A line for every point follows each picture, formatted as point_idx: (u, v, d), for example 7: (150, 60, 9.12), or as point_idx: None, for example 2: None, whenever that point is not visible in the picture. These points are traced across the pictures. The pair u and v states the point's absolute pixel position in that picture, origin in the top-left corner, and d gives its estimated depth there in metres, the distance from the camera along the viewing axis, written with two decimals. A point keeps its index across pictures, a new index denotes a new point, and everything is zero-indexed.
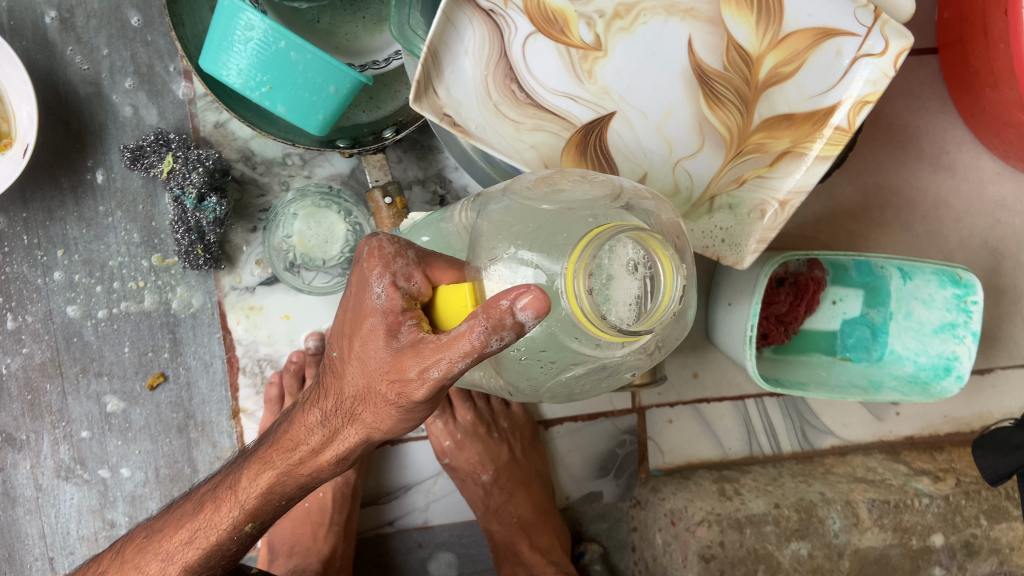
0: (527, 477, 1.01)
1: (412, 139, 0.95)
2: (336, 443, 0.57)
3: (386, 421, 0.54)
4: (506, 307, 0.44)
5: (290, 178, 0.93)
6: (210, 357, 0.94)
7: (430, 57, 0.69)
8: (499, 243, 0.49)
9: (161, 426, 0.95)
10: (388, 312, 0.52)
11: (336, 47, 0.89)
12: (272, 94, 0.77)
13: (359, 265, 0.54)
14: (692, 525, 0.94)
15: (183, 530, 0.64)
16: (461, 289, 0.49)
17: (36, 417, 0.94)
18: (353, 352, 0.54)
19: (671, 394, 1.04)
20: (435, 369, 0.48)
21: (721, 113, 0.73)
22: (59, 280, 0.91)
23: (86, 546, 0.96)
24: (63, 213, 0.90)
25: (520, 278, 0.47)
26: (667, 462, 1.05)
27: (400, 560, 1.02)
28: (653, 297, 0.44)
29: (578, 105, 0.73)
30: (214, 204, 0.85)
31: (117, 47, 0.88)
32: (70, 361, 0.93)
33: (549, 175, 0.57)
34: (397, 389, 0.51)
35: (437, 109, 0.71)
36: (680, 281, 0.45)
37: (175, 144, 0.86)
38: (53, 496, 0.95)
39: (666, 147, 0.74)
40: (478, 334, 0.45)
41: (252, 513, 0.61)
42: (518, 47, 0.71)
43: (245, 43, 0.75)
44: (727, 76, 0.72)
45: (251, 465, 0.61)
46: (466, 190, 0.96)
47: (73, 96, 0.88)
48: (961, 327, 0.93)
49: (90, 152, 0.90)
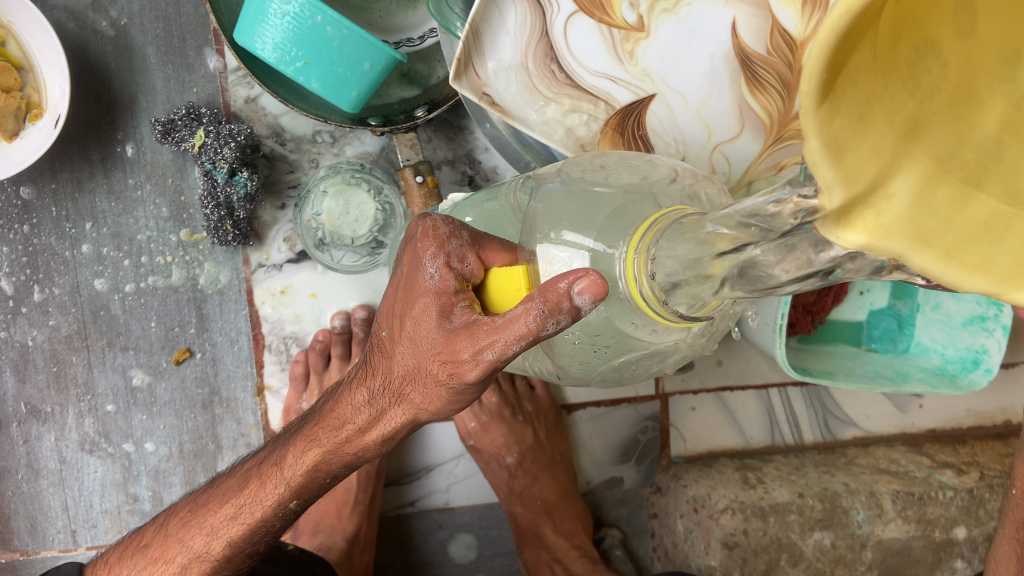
0: (551, 460, 1.01)
1: (442, 119, 0.94)
2: (382, 423, 0.56)
3: (434, 402, 0.53)
4: (563, 290, 0.43)
5: (319, 156, 0.92)
6: (236, 334, 0.93)
7: (471, 35, 0.68)
8: (553, 226, 0.49)
9: (187, 401, 0.94)
10: (441, 292, 0.51)
11: (370, 24, 0.89)
12: (307, 69, 0.77)
13: (411, 244, 0.54)
14: (715, 513, 0.94)
15: (228, 505, 0.64)
16: (516, 272, 0.49)
17: (61, 390, 0.94)
18: (403, 332, 0.53)
19: (694, 381, 1.03)
20: (489, 351, 0.48)
21: (762, 98, 0.69)
22: (87, 253, 0.91)
23: (108, 520, 0.96)
24: (92, 185, 0.90)
25: (577, 262, 0.47)
26: (689, 450, 1.05)
27: (420, 540, 1.02)
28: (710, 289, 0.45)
29: (617, 86, 0.70)
30: (245, 179, 0.84)
31: (148, 18, 0.87)
32: (96, 335, 0.93)
33: (598, 157, 0.57)
34: (449, 370, 0.51)
35: (477, 88, 0.70)
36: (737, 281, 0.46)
37: (207, 118, 0.85)
38: (77, 469, 0.95)
39: (705, 131, 0.72)
40: (534, 318, 0.45)
41: (297, 489, 0.61)
42: (559, 27, 0.69)
43: (280, 17, 0.73)
44: (770, 60, 0.68)
45: (297, 441, 0.61)
46: (495, 171, 0.96)
47: (105, 67, 0.88)
48: (991, 320, 0.92)
49: (120, 125, 0.89)
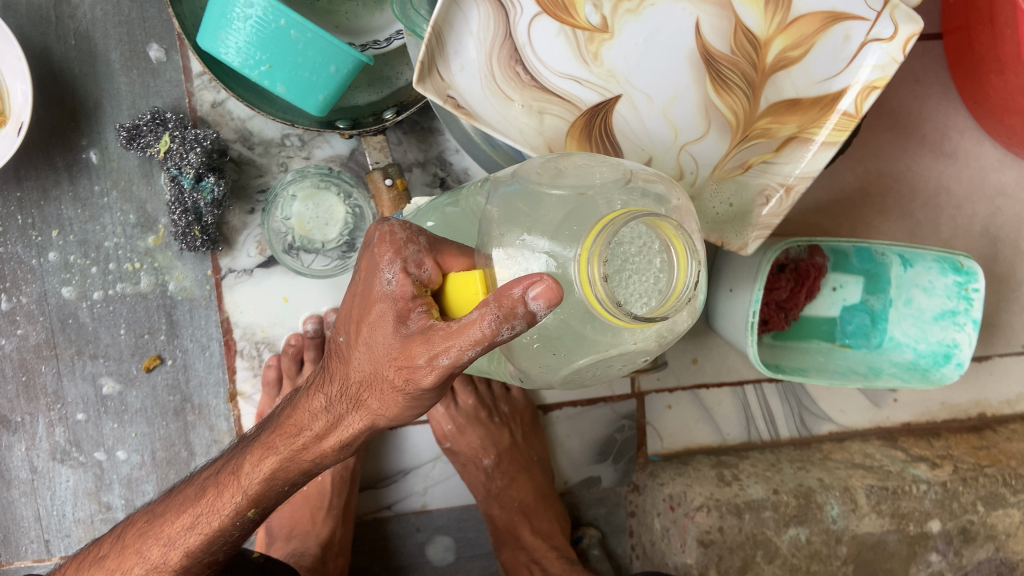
0: (529, 461, 1.01)
1: (412, 121, 0.94)
2: (340, 429, 0.56)
3: (392, 408, 0.53)
4: (517, 296, 0.43)
5: (288, 159, 0.91)
6: (207, 340, 0.93)
7: (434, 38, 0.67)
8: (508, 230, 0.49)
9: (158, 408, 0.94)
10: (398, 298, 0.51)
11: (336, 26, 0.88)
12: (272, 73, 0.76)
13: (368, 250, 0.53)
14: (691, 511, 0.94)
15: (185, 515, 0.64)
16: (473, 277, 0.49)
17: (31, 399, 0.93)
18: (360, 338, 0.53)
19: (670, 379, 1.03)
20: (445, 356, 0.47)
21: (727, 97, 0.70)
22: (54, 261, 0.90)
23: (82, 529, 0.95)
24: (58, 192, 0.89)
25: (533, 264, 0.47)
26: (666, 448, 1.05)
27: (397, 543, 1.02)
28: (668, 280, 0.44)
29: (583, 87, 0.70)
30: (212, 184, 0.84)
31: (112, 23, 0.87)
32: (65, 343, 0.92)
33: (556, 159, 0.56)
34: (405, 375, 0.50)
35: (442, 91, 0.69)
36: (697, 268, 0.45)
37: (172, 123, 0.84)
38: (49, 479, 0.95)
39: (671, 131, 0.71)
40: (489, 323, 0.45)
41: (255, 498, 0.61)
42: (523, 28, 0.69)
43: (243, 20, 0.73)
44: (735, 60, 0.69)
45: (255, 450, 0.60)
46: (467, 173, 0.95)
47: (68, 73, 0.87)
48: (961, 315, 0.92)
49: (84, 131, 0.88)
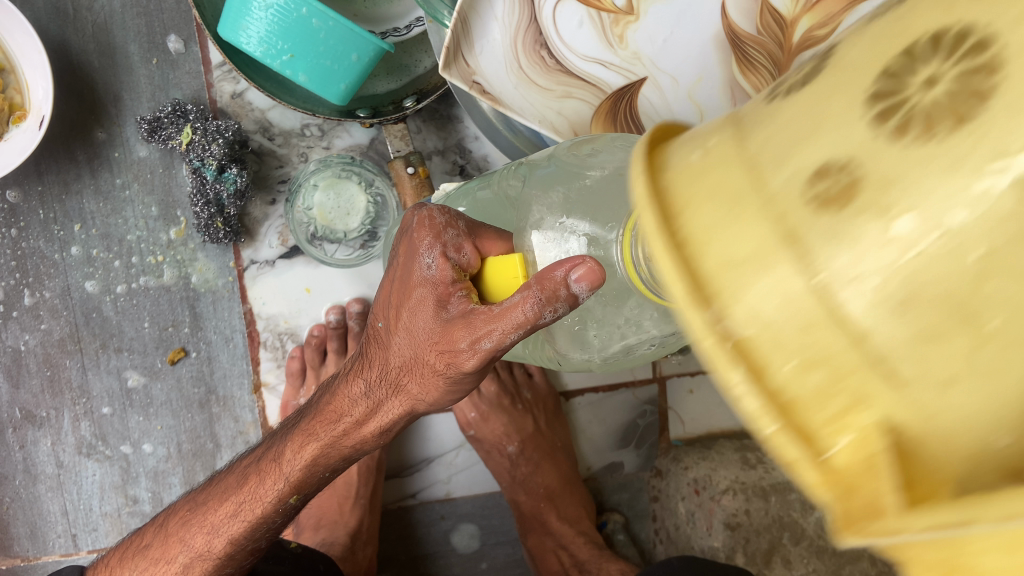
0: (553, 448, 1.01)
1: (431, 108, 0.94)
2: (380, 415, 0.56)
3: (431, 392, 0.53)
4: (560, 278, 0.43)
5: (309, 150, 0.91)
6: (230, 331, 0.93)
7: (460, 23, 0.66)
8: (547, 213, 0.49)
9: (183, 401, 0.94)
10: (438, 283, 0.50)
11: (354, 15, 0.88)
12: (293, 62, 0.76)
13: (407, 234, 0.53)
14: (717, 494, 0.95)
15: (228, 503, 0.64)
16: (513, 260, 0.48)
17: (56, 394, 0.93)
18: (400, 322, 0.53)
19: (691, 363, 1.03)
20: (487, 340, 0.47)
21: (753, 78, 0.67)
22: (77, 255, 0.90)
23: (109, 522, 0.96)
24: (79, 186, 0.89)
25: (573, 247, 0.47)
26: (688, 432, 1.05)
27: (423, 531, 1.02)
28: None
29: (608, 71, 0.69)
30: (235, 175, 0.83)
31: (130, 15, 0.86)
32: (90, 337, 0.92)
33: (590, 140, 0.56)
34: (447, 360, 0.50)
35: (467, 76, 0.69)
36: None
37: (194, 115, 0.84)
38: (75, 473, 0.95)
39: (697, 113, 0.70)
40: (532, 306, 0.44)
41: (297, 485, 0.61)
42: (548, 11, 0.68)
43: (264, 10, 0.72)
44: (761, 40, 0.66)
45: (296, 436, 0.60)
46: (486, 160, 0.95)
47: (87, 66, 0.87)
48: None
49: (104, 123, 0.88)
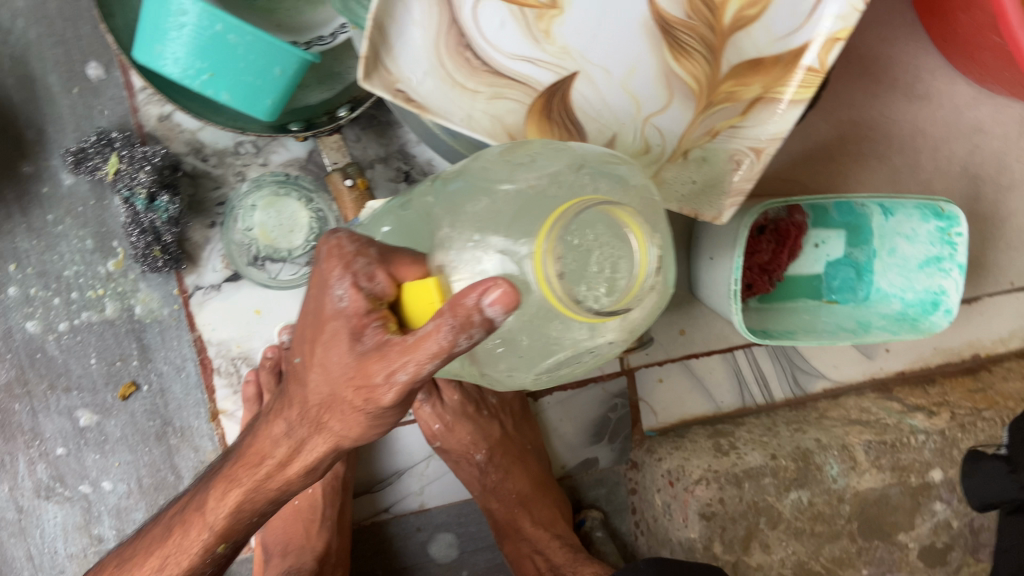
0: (522, 452, 0.99)
1: (369, 116, 0.91)
2: (303, 454, 0.54)
3: (354, 428, 0.51)
4: (472, 304, 0.41)
5: (245, 168, 0.89)
6: (181, 361, 0.91)
7: (375, 31, 0.63)
8: (460, 234, 0.47)
9: (139, 435, 0.91)
10: (352, 314, 0.48)
11: (278, 25, 0.84)
12: (214, 81, 0.73)
13: (320, 264, 0.50)
14: (690, 485, 0.93)
15: (153, 557, 0.62)
16: (427, 285, 0.46)
17: (7, 439, 0.90)
18: (316, 357, 0.50)
19: (659, 353, 1.02)
20: (402, 372, 0.45)
21: (687, 63, 0.66)
22: (14, 296, 0.87)
23: (76, 563, 0.92)
24: (10, 225, 0.86)
25: (488, 266, 0.45)
26: (661, 422, 1.03)
27: (399, 545, 1.01)
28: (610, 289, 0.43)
29: (537, 68, 0.67)
30: (166, 203, 0.81)
31: (46, 44, 0.83)
32: (36, 378, 0.89)
33: (510, 149, 0.54)
34: (364, 395, 0.48)
35: (389, 85, 0.65)
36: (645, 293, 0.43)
37: (119, 142, 0.81)
38: (36, 517, 0.92)
39: (632, 105, 0.68)
40: (446, 334, 0.42)
41: (223, 533, 0.60)
42: (468, 12, 0.65)
43: (178, 30, 0.69)
44: (691, 24, 0.65)
45: (216, 484, 0.59)
46: (430, 164, 0.93)
47: (5, 100, 0.84)
48: (947, 260, 0.91)
49: (30, 157, 0.85)
